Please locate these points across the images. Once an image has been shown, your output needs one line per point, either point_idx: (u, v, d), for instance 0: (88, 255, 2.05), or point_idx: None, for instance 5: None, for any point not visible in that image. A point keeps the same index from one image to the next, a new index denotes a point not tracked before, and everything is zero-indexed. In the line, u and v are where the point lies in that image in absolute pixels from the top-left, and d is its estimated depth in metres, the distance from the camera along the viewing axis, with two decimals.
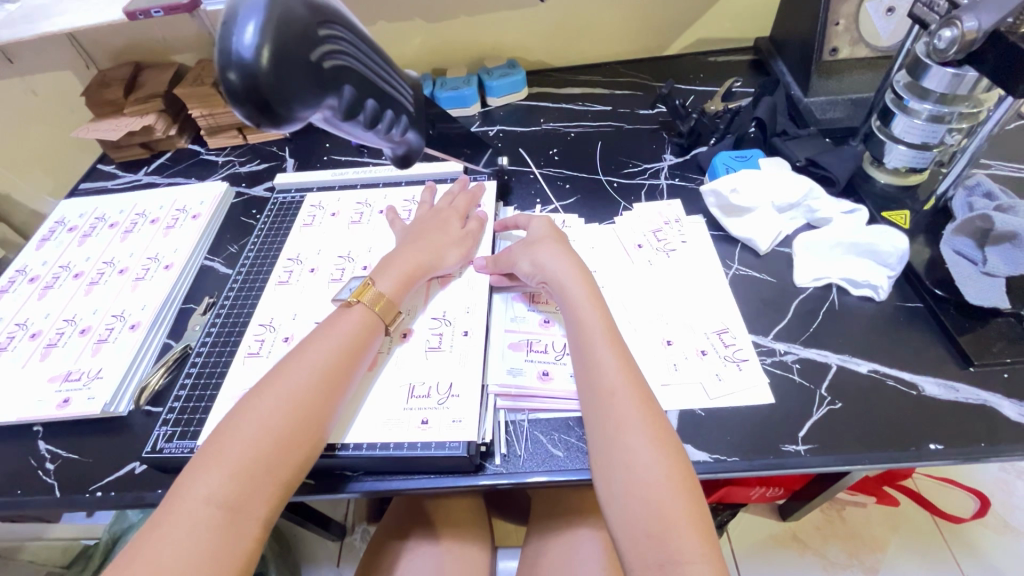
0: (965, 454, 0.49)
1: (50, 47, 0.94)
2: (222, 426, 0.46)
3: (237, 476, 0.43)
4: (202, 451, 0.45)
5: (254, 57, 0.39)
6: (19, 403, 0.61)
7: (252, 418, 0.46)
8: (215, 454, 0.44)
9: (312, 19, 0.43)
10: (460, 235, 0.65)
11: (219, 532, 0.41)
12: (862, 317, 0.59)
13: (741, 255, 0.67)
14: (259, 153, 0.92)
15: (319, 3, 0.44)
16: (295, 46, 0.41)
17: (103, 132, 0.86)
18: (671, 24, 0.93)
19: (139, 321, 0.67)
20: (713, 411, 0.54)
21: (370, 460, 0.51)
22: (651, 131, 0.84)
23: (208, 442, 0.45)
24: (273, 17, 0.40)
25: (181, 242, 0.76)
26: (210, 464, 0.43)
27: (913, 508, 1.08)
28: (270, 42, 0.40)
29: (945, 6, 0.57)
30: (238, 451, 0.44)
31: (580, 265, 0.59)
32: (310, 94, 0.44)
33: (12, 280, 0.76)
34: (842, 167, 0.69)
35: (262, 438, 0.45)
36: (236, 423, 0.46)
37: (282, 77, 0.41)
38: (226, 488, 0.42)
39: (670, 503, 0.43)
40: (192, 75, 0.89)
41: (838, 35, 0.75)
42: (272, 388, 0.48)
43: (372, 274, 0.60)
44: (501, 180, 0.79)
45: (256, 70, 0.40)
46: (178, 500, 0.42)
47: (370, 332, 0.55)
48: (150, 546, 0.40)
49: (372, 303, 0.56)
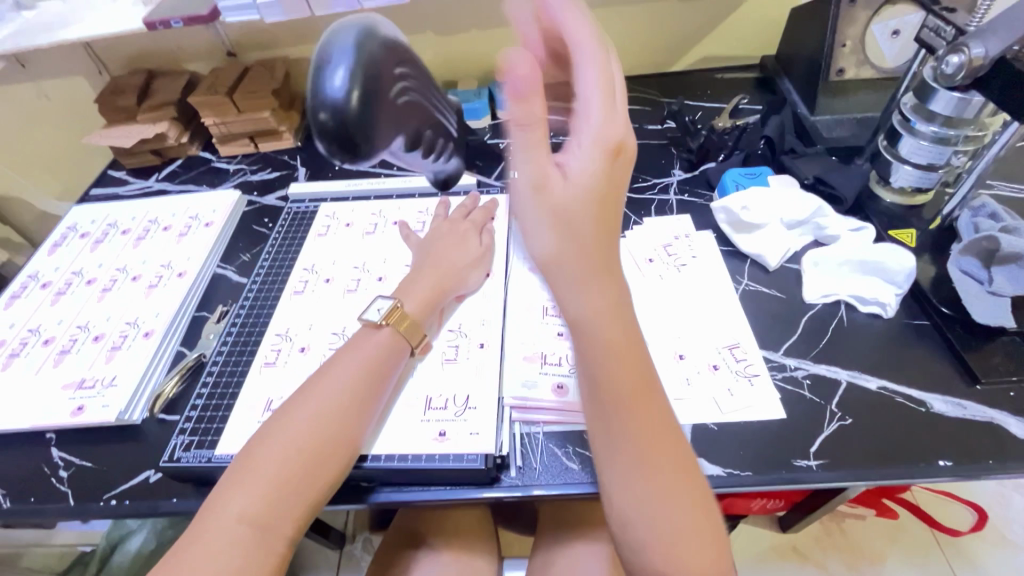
0: (973, 471, 0.50)
1: (63, 54, 0.94)
2: (252, 444, 0.48)
3: (268, 494, 0.45)
4: (232, 468, 0.47)
5: (345, 100, 0.46)
6: (33, 410, 0.61)
7: (282, 439, 0.47)
8: (245, 472, 0.46)
9: (389, 58, 0.48)
10: (479, 254, 0.66)
11: (252, 547, 0.43)
12: (871, 334, 0.60)
13: (751, 271, 0.68)
14: (271, 162, 0.93)
15: (395, 44, 0.49)
16: (379, 84, 0.48)
17: (115, 139, 0.87)
18: (679, 41, 0.94)
19: (153, 329, 0.67)
20: (725, 426, 0.54)
21: (389, 472, 0.52)
22: (659, 146, 0.86)
23: (238, 459, 0.47)
24: (360, 62, 0.47)
25: (195, 250, 0.77)
26: (240, 481, 0.45)
27: (912, 521, 1.09)
28: (358, 87, 0.46)
29: (951, 32, 0.59)
30: (268, 468, 0.46)
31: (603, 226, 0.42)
32: (387, 129, 0.50)
33: (23, 286, 0.76)
34: (848, 186, 0.70)
35: (291, 456, 0.47)
36: (267, 441, 0.48)
37: (366, 117, 0.48)
38: (257, 505, 0.44)
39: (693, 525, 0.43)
40: (205, 83, 0.89)
41: (845, 56, 0.76)
42: (300, 406, 0.50)
43: (397, 293, 0.61)
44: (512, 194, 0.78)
45: (346, 111, 0.47)
46: (211, 518, 0.44)
47: (396, 352, 0.56)
48: (186, 563, 0.42)
49: (398, 323, 0.57)
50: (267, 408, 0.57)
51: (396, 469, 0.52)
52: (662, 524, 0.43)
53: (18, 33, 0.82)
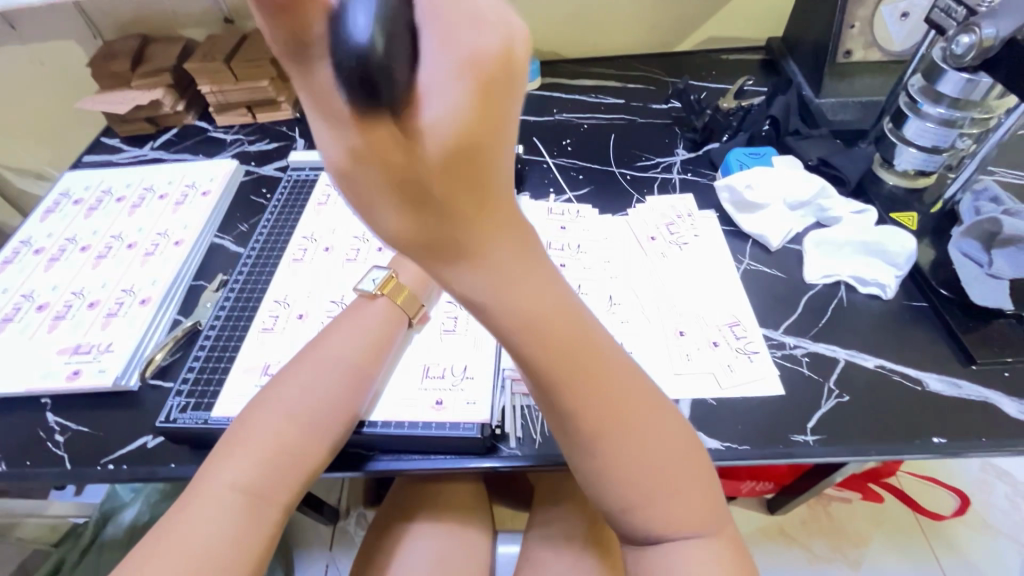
0: (966, 447, 0.51)
1: (55, 16, 0.91)
2: (244, 415, 0.49)
3: (262, 462, 0.45)
4: (227, 439, 0.47)
5: None
6: (28, 374, 0.61)
7: (278, 409, 0.49)
8: (237, 442, 0.46)
9: None
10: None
11: (244, 516, 0.43)
12: (869, 314, 0.61)
13: (752, 251, 0.68)
14: (269, 132, 0.91)
15: None
16: None
17: (109, 104, 0.85)
18: (684, 21, 0.93)
19: (150, 296, 0.66)
20: (724, 401, 0.55)
21: (393, 439, 0.52)
22: (662, 125, 0.85)
23: (233, 427, 0.48)
24: None
25: (191, 219, 0.75)
26: (234, 450, 0.46)
27: (896, 505, 1.11)
28: None
29: (962, 13, 0.58)
30: (264, 435, 0.47)
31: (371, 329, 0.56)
32: None
33: (15, 251, 0.74)
34: (853, 167, 0.70)
35: (287, 424, 0.48)
36: (260, 412, 0.48)
37: None
38: (250, 474, 0.45)
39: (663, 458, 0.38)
40: (201, 50, 0.87)
41: (853, 37, 0.75)
42: (295, 377, 0.51)
43: (392, 266, 0.63)
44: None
45: None
46: (203, 486, 0.44)
47: (394, 323, 0.57)
48: (171, 531, 0.41)
49: (393, 293, 0.58)
50: (265, 371, 0.57)
51: (398, 436, 0.53)
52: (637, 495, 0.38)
53: None
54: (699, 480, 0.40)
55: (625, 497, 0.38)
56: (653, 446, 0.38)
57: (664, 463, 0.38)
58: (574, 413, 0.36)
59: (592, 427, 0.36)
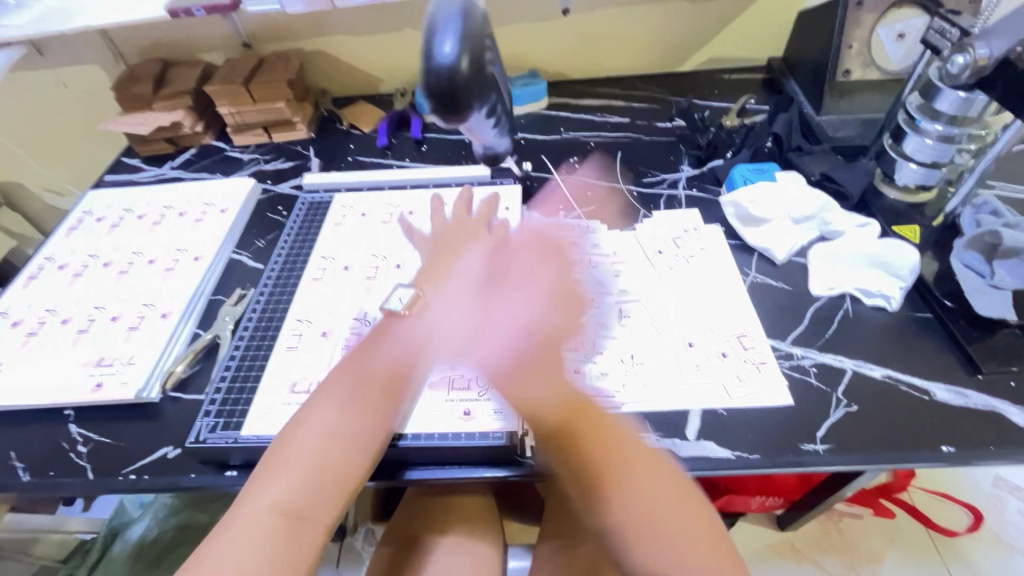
0: (975, 455, 0.51)
1: (81, 42, 0.95)
2: (283, 434, 0.49)
3: (304, 482, 0.46)
4: (268, 458, 0.48)
5: (456, 63, 0.45)
6: (52, 386, 0.62)
7: (317, 426, 0.49)
8: (278, 462, 0.47)
9: (483, 24, 0.48)
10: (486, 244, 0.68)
11: (287, 537, 0.44)
12: (875, 326, 0.62)
13: (758, 264, 0.69)
14: (284, 151, 0.94)
15: (484, 21, 0.49)
16: (478, 47, 0.47)
17: (130, 126, 0.88)
18: (686, 42, 0.97)
19: (170, 310, 0.68)
20: (734, 410, 0.56)
21: (426, 450, 0.54)
22: (667, 143, 0.87)
23: (274, 446, 0.49)
24: (464, 32, 0.46)
25: (210, 235, 0.78)
26: (276, 473, 0.46)
27: (908, 522, 1.10)
28: (466, 53, 0.45)
29: (957, 34, 0.61)
30: (305, 453, 0.47)
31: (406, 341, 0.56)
32: (484, 95, 0.49)
33: (40, 268, 0.77)
34: (855, 182, 0.72)
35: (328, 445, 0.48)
36: (300, 433, 0.49)
37: (474, 82, 0.47)
38: (292, 495, 0.45)
39: (665, 504, 0.45)
40: (220, 74, 0.91)
41: (851, 57, 0.79)
42: (333, 393, 0.51)
43: (416, 282, 0.62)
44: (468, 59, 0.46)
45: (456, 73, 0.45)
46: (247, 507, 0.45)
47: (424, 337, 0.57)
48: (216, 553, 0.42)
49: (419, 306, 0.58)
50: (293, 391, 0.59)
51: (429, 446, 0.54)
52: (647, 541, 0.44)
53: (39, 18, 0.84)
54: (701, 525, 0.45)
55: (633, 545, 0.44)
56: (640, 499, 0.45)
57: (667, 507, 0.45)
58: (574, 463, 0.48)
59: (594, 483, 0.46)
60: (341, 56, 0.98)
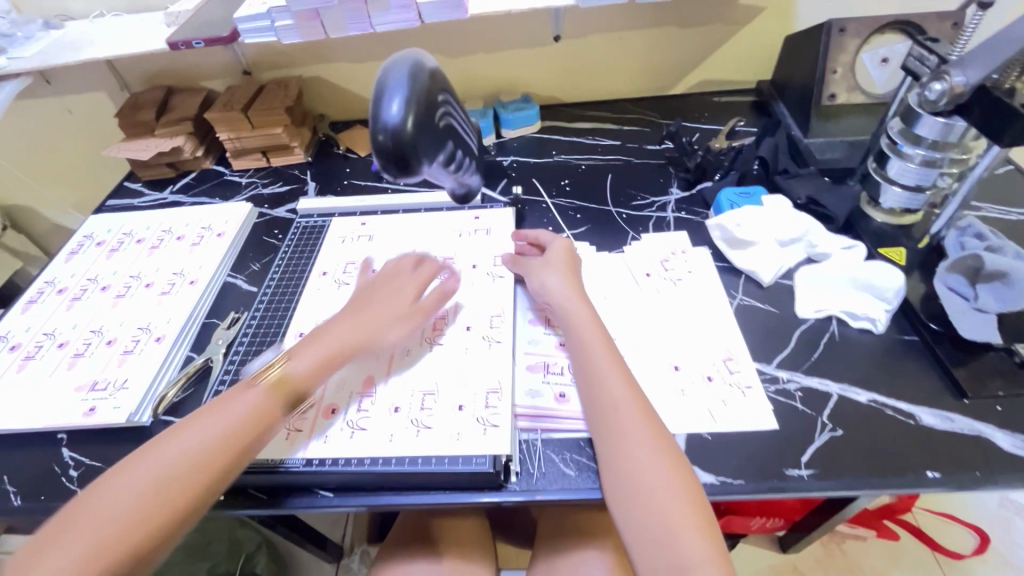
0: (961, 482, 0.51)
1: (87, 71, 0.98)
2: (120, 467, 0.47)
3: (114, 518, 0.43)
4: (90, 491, 0.45)
5: (401, 123, 0.48)
6: (46, 411, 0.63)
7: (151, 470, 0.46)
8: (98, 495, 0.44)
9: (433, 84, 0.53)
10: (406, 310, 0.63)
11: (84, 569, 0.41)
12: (861, 348, 0.62)
13: (745, 286, 0.70)
14: (281, 176, 0.96)
15: (435, 79, 0.53)
16: (426, 110, 0.51)
17: (132, 152, 0.90)
18: (676, 66, 0.98)
19: (164, 334, 0.69)
20: (719, 435, 0.56)
21: (410, 475, 0.54)
22: (657, 165, 0.89)
23: (104, 479, 0.46)
24: (412, 94, 0.49)
25: (207, 259, 0.79)
26: (64, 533, 0.42)
27: (913, 543, 1.08)
28: (413, 113, 0.49)
29: (935, 61, 0.62)
30: (129, 491, 0.44)
31: (261, 419, 0.51)
32: (431, 148, 0.52)
33: (40, 292, 0.78)
34: (841, 205, 0.73)
35: (120, 522, 0.43)
36: (117, 483, 0.45)
37: (419, 139, 0.50)
38: (99, 534, 0.42)
39: (668, 452, 0.50)
40: (221, 101, 0.93)
41: (836, 82, 0.80)
42: (173, 440, 0.48)
43: (290, 350, 0.57)
44: (413, 117, 0.49)
45: (403, 133, 0.49)
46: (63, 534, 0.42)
47: (269, 409, 0.52)
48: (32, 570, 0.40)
49: (277, 384, 0.53)
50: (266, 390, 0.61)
51: (413, 472, 0.54)
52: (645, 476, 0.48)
53: (46, 50, 0.87)
54: (697, 512, 0.46)
55: (635, 472, 0.49)
56: (650, 453, 0.49)
57: (662, 457, 0.49)
58: (610, 391, 0.54)
59: (615, 418, 0.52)
60: (338, 81, 1.00)
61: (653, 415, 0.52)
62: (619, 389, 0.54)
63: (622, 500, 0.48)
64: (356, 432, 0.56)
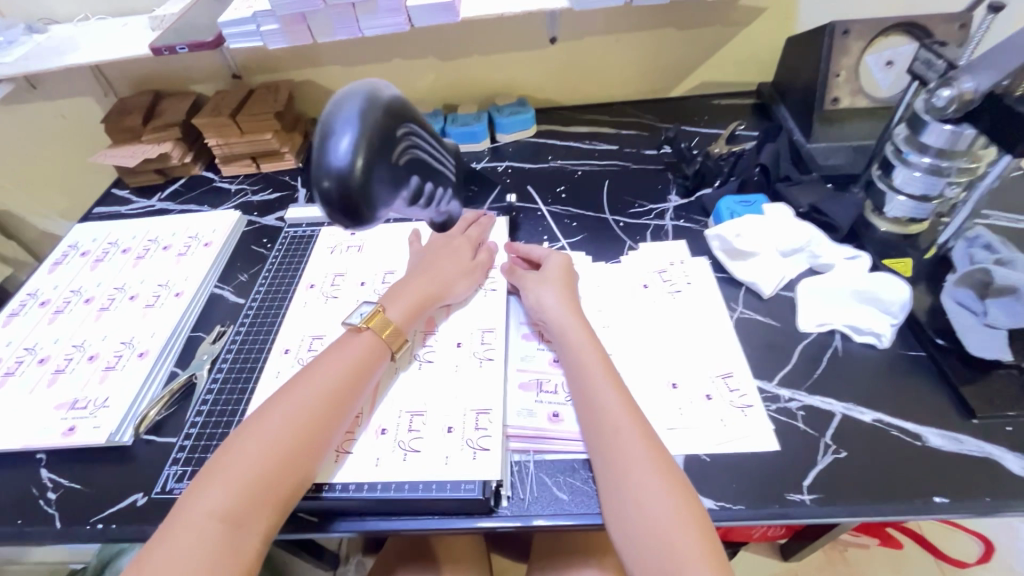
0: (970, 508, 0.49)
1: (73, 76, 0.96)
2: (229, 441, 0.50)
3: (236, 486, 0.46)
4: (209, 465, 0.48)
5: (349, 168, 0.47)
6: (25, 430, 0.61)
7: (259, 438, 0.49)
8: (217, 468, 0.47)
9: (389, 119, 0.51)
10: (470, 266, 0.68)
11: (223, 538, 0.44)
12: (865, 364, 0.60)
13: (745, 298, 0.68)
14: (271, 182, 0.94)
15: (394, 112, 0.52)
16: (377, 150, 0.49)
17: (118, 159, 0.88)
18: (675, 69, 0.96)
19: (148, 349, 0.67)
20: (719, 457, 0.54)
21: (396, 501, 0.52)
22: (656, 171, 0.86)
23: (216, 455, 0.49)
24: (363, 134, 0.48)
25: (193, 270, 0.77)
26: (211, 481, 0.46)
27: (917, 552, 1.06)
28: (362, 155, 0.47)
29: (942, 66, 0.60)
30: (243, 462, 0.47)
31: (359, 368, 0.56)
32: (386, 189, 0.51)
33: (22, 304, 0.76)
34: (844, 215, 0.70)
35: (248, 486, 0.46)
36: (242, 438, 0.49)
37: (368, 183, 0.48)
38: (226, 501, 0.45)
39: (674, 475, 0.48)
40: (209, 106, 0.91)
41: (839, 85, 0.77)
42: (272, 411, 0.51)
43: (382, 299, 0.62)
44: (363, 160, 0.48)
45: (350, 177, 0.47)
46: (183, 516, 0.45)
47: (374, 354, 0.57)
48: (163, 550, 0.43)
49: (380, 329, 0.59)
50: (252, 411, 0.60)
51: (400, 498, 0.52)
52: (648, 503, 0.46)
53: (28, 55, 0.85)
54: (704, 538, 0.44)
55: (636, 499, 0.47)
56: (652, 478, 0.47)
57: (665, 482, 0.47)
58: (609, 414, 0.52)
59: (615, 442, 0.50)
60: (329, 84, 0.98)
61: (654, 437, 0.50)
62: (620, 412, 0.52)
63: (625, 524, 0.46)
64: (342, 455, 0.54)
